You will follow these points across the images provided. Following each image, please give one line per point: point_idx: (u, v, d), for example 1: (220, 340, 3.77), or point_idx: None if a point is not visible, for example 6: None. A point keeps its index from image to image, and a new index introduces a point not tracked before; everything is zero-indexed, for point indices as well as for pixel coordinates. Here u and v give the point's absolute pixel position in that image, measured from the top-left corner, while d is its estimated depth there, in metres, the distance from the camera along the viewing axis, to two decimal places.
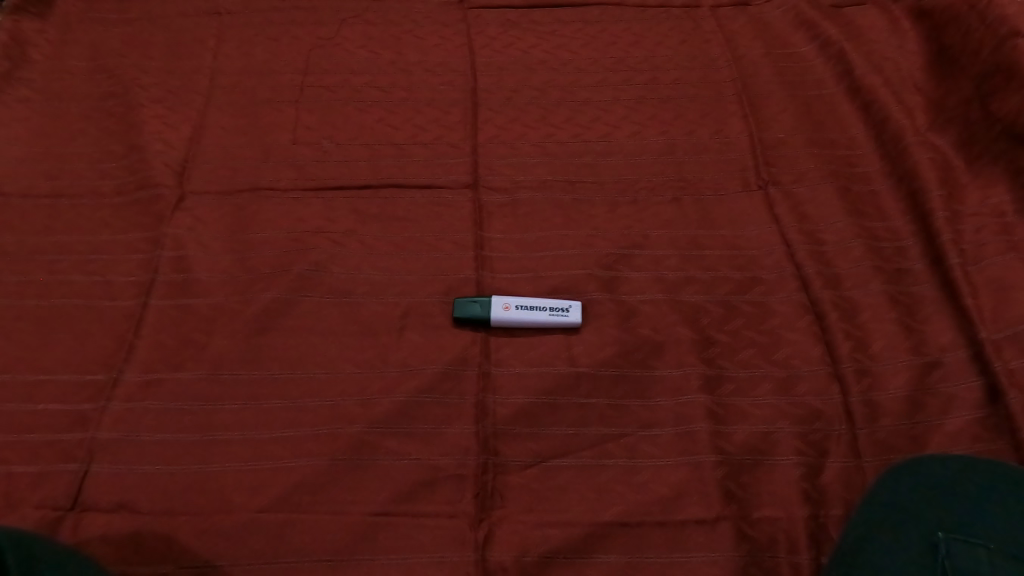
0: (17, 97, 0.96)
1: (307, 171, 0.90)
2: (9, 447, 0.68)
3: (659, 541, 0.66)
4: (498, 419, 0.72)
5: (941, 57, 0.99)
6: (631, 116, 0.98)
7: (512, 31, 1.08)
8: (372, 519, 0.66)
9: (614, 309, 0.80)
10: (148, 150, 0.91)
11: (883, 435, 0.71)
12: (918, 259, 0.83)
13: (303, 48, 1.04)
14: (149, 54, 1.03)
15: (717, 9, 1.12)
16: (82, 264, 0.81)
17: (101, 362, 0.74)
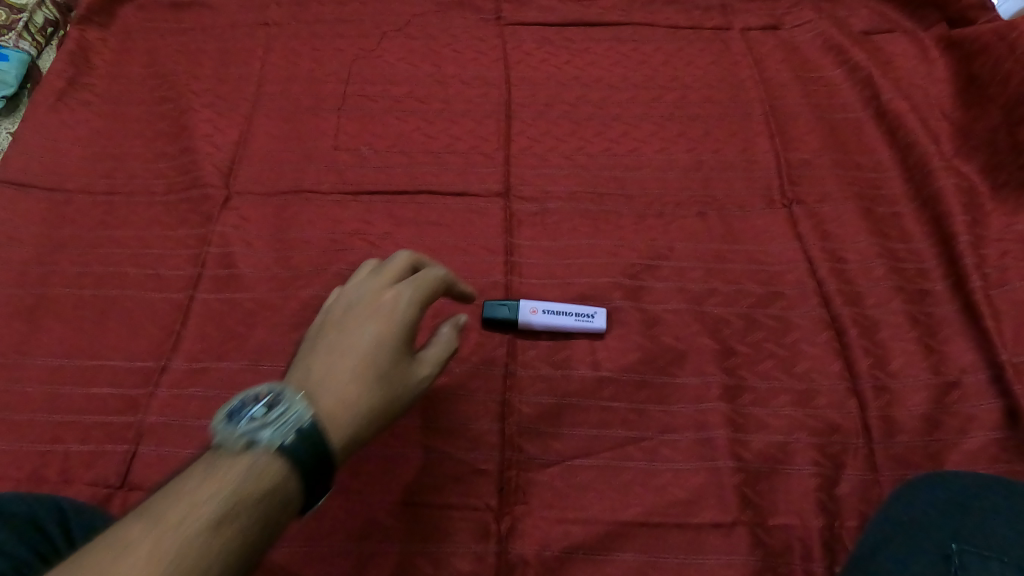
0: (80, 101, 1.02)
1: (347, 176, 0.95)
2: (65, 426, 0.73)
3: (676, 543, 0.68)
4: (523, 417, 0.75)
5: (969, 84, 1.00)
6: (660, 133, 1.01)
7: (547, 48, 1.11)
8: (400, 508, 0.69)
9: (638, 317, 0.82)
10: (198, 152, 0.96)
11: (899, 451, 0.73)
12: (940, 281, 0.85)
13: (346, 58, 1.08)
14: (201, 60, 1.08)
15: (747, 31, 1.15)
16: (135, 257, 0.86)
17: (151, 350, 0.79)
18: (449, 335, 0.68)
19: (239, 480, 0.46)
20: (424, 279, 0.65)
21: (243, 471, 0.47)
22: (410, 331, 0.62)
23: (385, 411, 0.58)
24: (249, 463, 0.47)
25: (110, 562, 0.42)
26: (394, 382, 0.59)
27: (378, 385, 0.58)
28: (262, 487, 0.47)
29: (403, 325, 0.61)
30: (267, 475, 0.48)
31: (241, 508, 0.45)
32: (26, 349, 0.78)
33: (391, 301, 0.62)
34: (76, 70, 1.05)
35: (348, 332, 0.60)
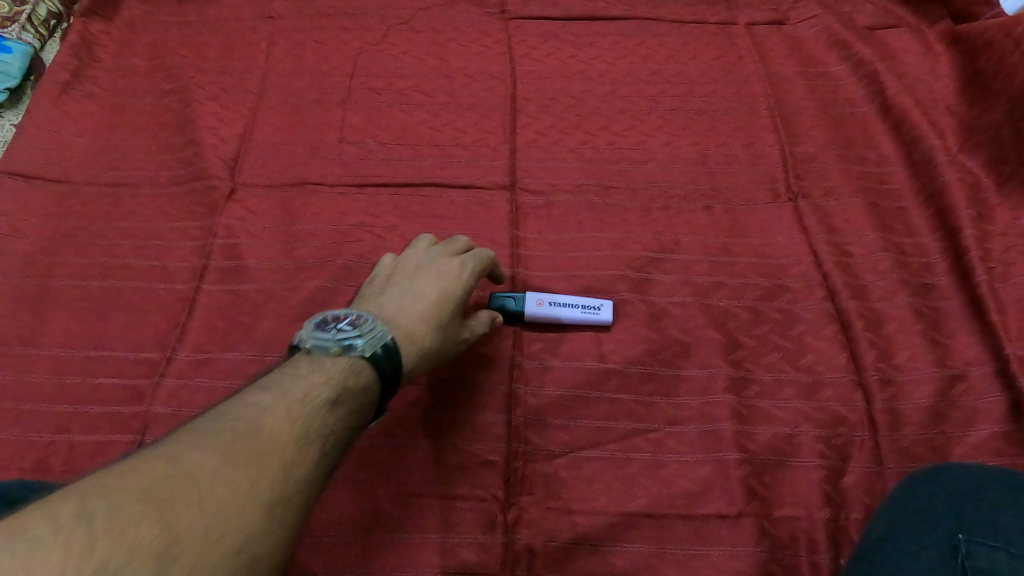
0: (85, 93, 1.02)
1: (352, 169, 0.94)
2: (70, 416, 0.73)
3: (682, 534, 0.68)
4: (529, 409, 0.75)
5: (974, 79, 1.00)
6: (665, 127, 1.01)
7: (552, 42, 1.11)
8: (406, 498, 0.69)
9: (644, 310, 0.82)
10: (203, 145, 0.96)
11: (905, 443, 0.73)
12: (945, 275, 0.85)
13: (351, 52, 1.08)
14: (206, 53, 1.08)
15: (752, 26, 1.14)
16: (141, 249, 0.86)
17: (156, 341, 0.79)
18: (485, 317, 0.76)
19: (341, 375, 0.58)
20: (479, 253, 0.76)
21: (342, 369, 0.58)
22: (464, 298, 0.72)
23: (434, 358, 0.68)
24: (345, 366, 0.59)
25: (250, 417, 0.51)
26: (448, 334, 0.69)
27: (437, 333, 0.68)
28: (357, 384, 0.58)
29: (462, 293, 0.71)
30: (358, 374, 0.59)
31: (344, 394, 0.57)
32: (32, 340, 0.78)
33: (456, 269, 0.73)
34: (81, 63, 1.05)
35: (417, 287, 0.70)
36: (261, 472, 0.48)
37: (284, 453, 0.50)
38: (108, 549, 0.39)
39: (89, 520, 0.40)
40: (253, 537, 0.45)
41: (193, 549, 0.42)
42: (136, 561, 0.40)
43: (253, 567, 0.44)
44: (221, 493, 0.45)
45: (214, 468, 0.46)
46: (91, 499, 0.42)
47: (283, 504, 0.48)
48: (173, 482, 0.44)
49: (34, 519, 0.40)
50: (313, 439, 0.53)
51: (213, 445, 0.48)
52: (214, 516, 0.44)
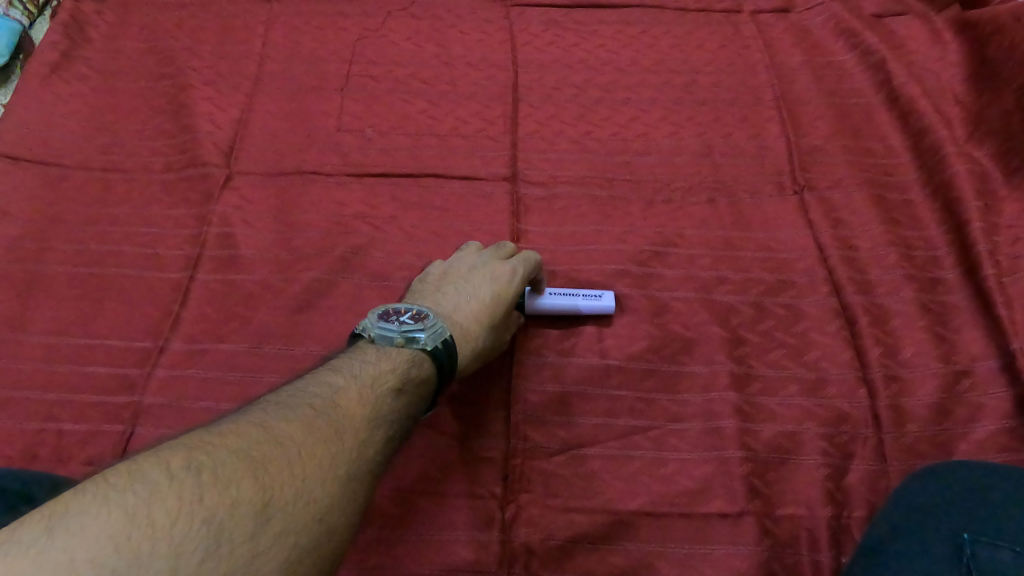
0: (77, 76, 1.00)
1: (350, 158, 0.93)
2: (60, 405, 0.72)
3: (682, 533, 0.67)
4: (529, 405, 0.74)
5: (984, 68, 0.98)
6: (669, 117, 0.99)
7: (554, 30, 1.09)
8: (404, 496, 0.68)
9: (646, 305, 0.81)
10: (198, 130, 0.94)
11: (909, 441, 0.72)
12: (952, 269, 0.83)
13: (349, 38, 1.06)
14: (201, 37, 1.06)
15: (759, 14, 1.12)
16: (133, 236, 0.85)
17: (149, 331, 0.77)
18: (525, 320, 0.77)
19: (408, 362, 0.61)
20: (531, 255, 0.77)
21: (408, 357, 0.61)
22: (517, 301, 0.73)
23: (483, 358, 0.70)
24: (411, 354, 0.61)
25: (329, 395, 0.54)
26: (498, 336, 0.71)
27: (488, 335, 0.70)
28: (422, 373, 0.61)
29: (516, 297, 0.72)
30: (424, 362, 0.62)
31: (413, 381, 0.60)
32: (21, 326, 0.77)
33: (511, 269, 0.73)
34: (72, 44, 1.03)
35: (473, 285, 0.71)
36: (342, 447, 0.51)
37: (360, 431, 0.53)
38: (215, 501, 0.42)
39: (196, 473, 0.43)
40: (336, 507, 0.48)
41: (286, 512, 0.45)
42: (237, 515, 0.42)
43: (335, 535, 0.47)
44: (307, 463, 0.48)
45: (302, 439, 0.49)
46: (196, 456, 0.45)
47: (361, 479, 0.51)
48: (267, 448, 0.47)
49: (148, 468, 0.43)
50: (385, 421, 0.55)
51: (300, 418, 0.51)
52: (302, 483, 0.47)
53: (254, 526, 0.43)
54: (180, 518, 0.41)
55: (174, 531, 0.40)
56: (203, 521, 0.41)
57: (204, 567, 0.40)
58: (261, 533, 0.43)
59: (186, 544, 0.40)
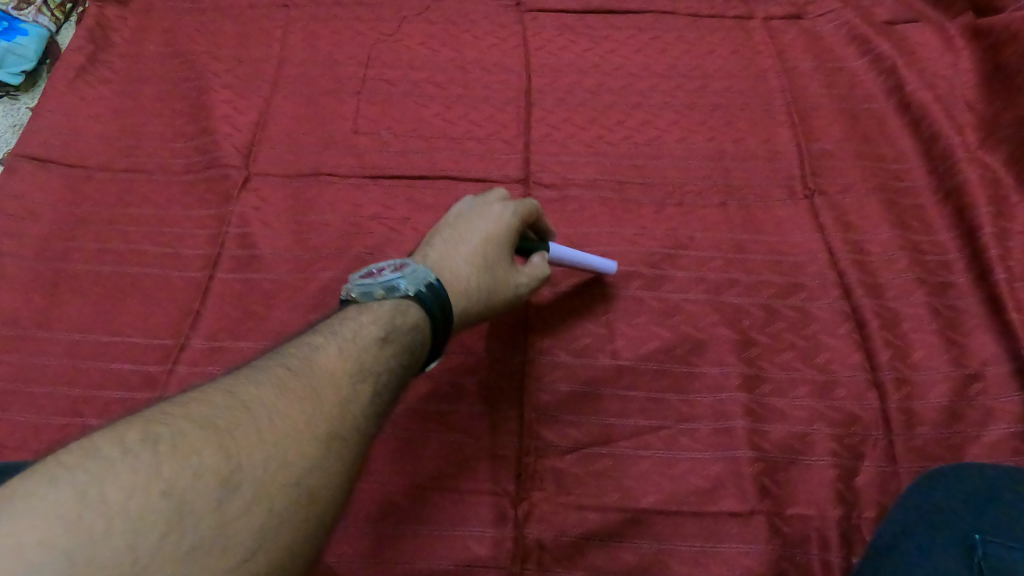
0: (100, 79, 1.02)
1: (366, 160, 0.94)
2: (83, 400, 0.74)
3: (692, 531, 0.68)
4: (541, 404, 0.75)
5: (996, 75, 0.99)
6: (681, 121, 1.00)
7: (567, 35, 1.11)
8: (418, 491, 0.69)
9: (657, 306, 0.82)
10: (217, 132, 0.96)
11: (919, 443, 0.72)
12: (963, 274, 0.84)
13: (365, 42, 1.08)
14: (221, 42, 1.08)
15: (770, 20, 1.13)
16: (154, 236, 0.86)
17: (169, 328, 0.79)
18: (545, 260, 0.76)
19: (389, 317, 0.60)
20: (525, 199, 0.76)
21: (390, 309, 0.61)
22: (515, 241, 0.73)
23: (489, 299, 0.69)
24: (392, 310, 0.61)
25: (303, 358, 0.54)
26: (501, 276, 0.70)
27: (487, 273, 0.69)
28: (407, 322, 0.61)
29: (512, 236, 0.72)
30: (407, 314, 0.61)
31: (394, 339, 0.59)
32: (47, 323, 0.79)
33: (499, 213, 0.73)
34: (95, 48, 1.05)
35: (462, 234, 0.71)
36: (317, 408, 0.50)
37: (339, 390, 0.52)
38: (174, 471, 0.42)
39: (152, 446, 0.42)
40: (313, 468, 0.47)
41: (255, 479, 0.44)
42: (199, 484, 0.42)
43: (316, 496, 0.46)
44: (277, 427, 0.47)
45: (270, 404, 0.48)
46: (154, 427, 0.44)
47: (341, 438, 0.50)
48: (232, 416, 0.46)
49: (103, 444, 0.42)
50: (365, 380, 0.54)
51: (269, 383, 0.50)
52: (272, 448, 0.46)
53: (219, 495, 0.42)
54: (136, 491, 0.40)
55: (130, 505, 0.39)
56: (162, 493, 0.40)
57: (165, 540, 0.39)
58: (227, 501, 0.42)
59: (144, 517, 0.39)
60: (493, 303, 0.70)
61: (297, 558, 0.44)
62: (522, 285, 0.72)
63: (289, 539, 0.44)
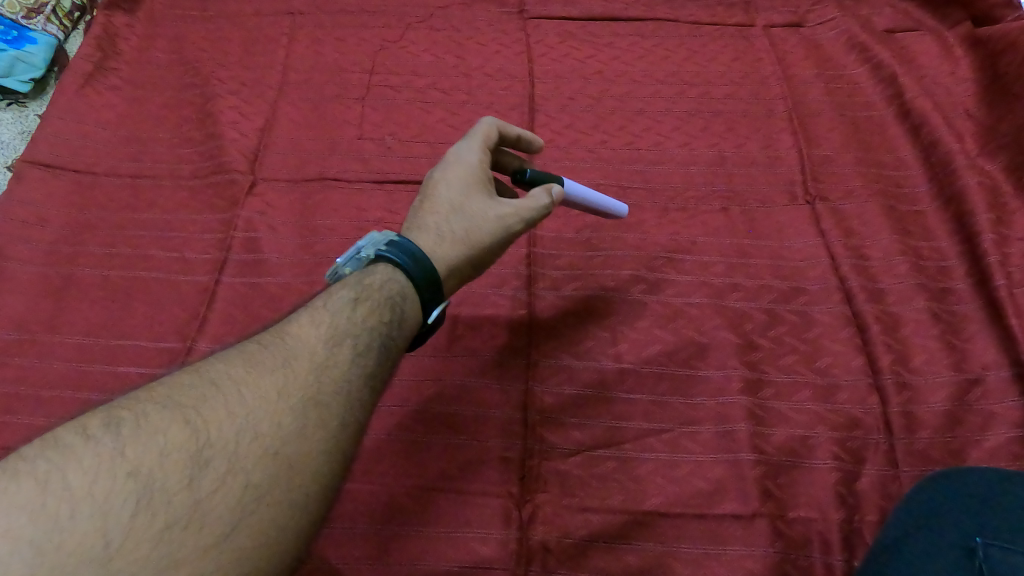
0: (107, 85, 1.03)
1: (371, 165, 0.95)
2: (91, 402, 0.74)
3: (695, 533, 0.68)
4: (545, 407, 0.75)
5: (995, 83, 1.00)
6: (683, 128, 1.01)
7: (570, 42, 1.12)
8: (422, 493, 0.70)
9: (659, 310, 0.83)
10: (223, 138, 0.97)
11: (920, 447, 0.73)
12: (963, 279, 0.84)
13: (370, 49, 1.09)
14: (227, 49, 1.09)
15: (771, 28, 1.14)
16: (162, 240, 0.87)
17: (176, 332, 0.80)
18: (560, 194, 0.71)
19: (365, 280, 0.59)
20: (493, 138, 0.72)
21: (363, 274, 0.60)
22: (484, 179, 0.69)
23: (468, 238, 0.65)
24: (368, 275, 0.60)
25: (276, 333, 0.53)
26: (473, 212, 0.66)
27: (456, 214, 0.66)
28: (383, 281, 0.59)
29: (477, 173, 0.68)
30: (383, 276, 0.60)
31: (372, 299, 0.57)
32: (54, 327, 0.79)
33: (466, 156, 0.69)
34: (104, 55, 1.06)
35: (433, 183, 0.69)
36: (290, 377, 0.49)
37: (313, 358, 0.51)
38: (139, 453, 0.42)
39: (116, 431, 0.43)
40: (291, 436, 0.46)
41: (226, 453, 0.44)
42: (167, 464, 0.42)
43: (298, 463, 0.46)
44: (247, 400, 0.47)
45: (238, 379, 0.48)
46: (120, 413, 0.44)
47: (320, 403, 0.49)
48: (198, 394, 0.46)
49: (69, 433, 0.42)
50: (343, 344, 0.53)
51: (236, 360, 0.50)
52: (243, 421, 0.45)
53: (188, 472, 0.42)
54: (100, 475, 0.40)
55: (94, 489, 0.39)
56: (127, 476, 0.41)
57: (134, 521, 0.39)
58: (198, 477, 0.42)
59: (111, 500, 0.39)
60: (477, 242, 0.65)
61: (286, 527, 0.43)
62: (507, 215, 0.66)
63: (270, 506, 0.43)
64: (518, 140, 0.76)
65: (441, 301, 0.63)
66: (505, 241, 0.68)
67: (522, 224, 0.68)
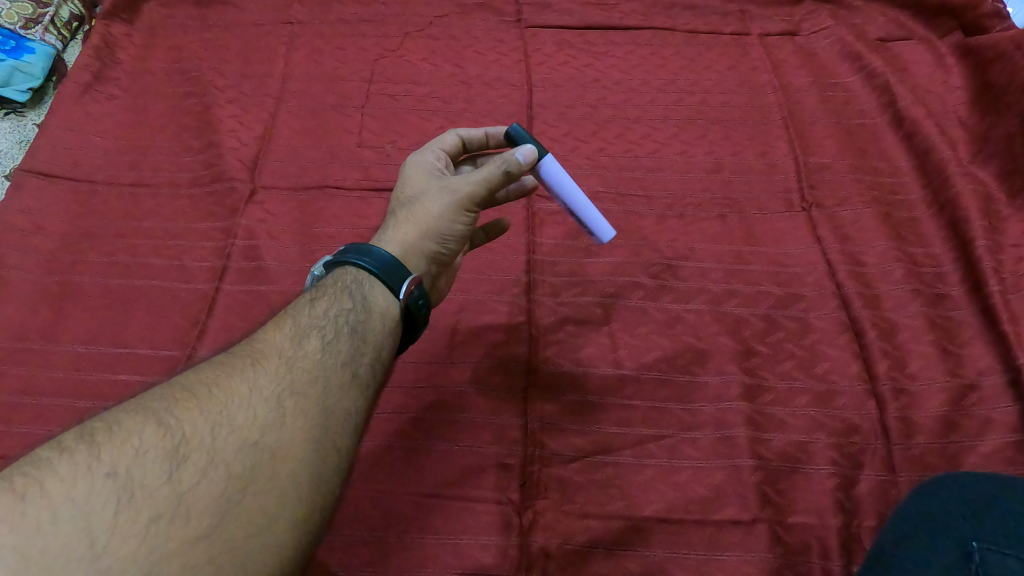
0: (106, 95, 1.04)
1: (371, 173, 0.96)
2: (90, 411, 0.74)
3: (695, 539, 0.69)
4: (545, 414, 0.76)
5: (985, 91, 1.01)
6: (680, 136, 1.02)
7: (567, 51, 1.13)
8: (423, 500, 0.70)
9: (658, 316, 0.83)
10: (223, 146, 0.97)
11: (917, 452, 0.73)
12: (958, 286, 0.85)
13: (369, 58, 1.10)
14: (226, 57, 1.10)
15: (766, 37, 1.16)
16: (162, 248, 0.87)
17: (176, 339, 0.80)
18: (530, 152, 0.65)
19: (328, 284, 0.60)
20: (450, 139, 0.74)
21: (327, 279, 0.61)
22: (431, 169, 0.70)
23: (412, 217, 0.65)
24: (332, 278, 0.60)
25: (243, 343, 0.54)
26: (418, 196, 0.66)
27: (401, 205, 0.67)
28: (347, 279, 0.60)
29: (421, 167, 0.70)
30: (346, 275, 0.60)
31: (338, 297, 0.58)
32: (54, 336, 0.79)
33: (421, 158, 0.71)
34: (102, 65, 1.06)
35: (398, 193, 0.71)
36: (261, 374, 0.50)
37: (283, 357, 0.52)
38: (115, 455, 0.42)
39: (89, 439, 0.42)
40: (268, 426, 0.47)
41: (204, 449, 0.44)
42: (145, 463, 0.42)
43: (280, 452, 0.46)
44: (219, 398, 0.47)
45: (209, 380, 0.48)
46: (91, 425, 0.44)
47: (294, 393, 0.50)
48: (170, 398, 0.46)
49: (39, 449, 0.42)
50: (310, 338, 0.54)
51: (205, 367, 0.50)
52: (219, 418, 0.46)
53: (169, 469, 0.42)
54: (78, 481, 0.40)
55: (73, 494, 0.39)
56: (105, 476, 0.40)
57: (117, 519, 0.39)
58: (180, 473, 0.42)
59: (92, 502, 0.39)
60: (423, 217, 0.65)
61: (278, 512, 0.44)
62: (455, 186, 0.65)
63: (255, 496, 0.44)
64: (486, 140, 0.75)
65: (410, 272, 0.61)
66: (464, 209, 0.66)
67: (471, 185, 0.65)
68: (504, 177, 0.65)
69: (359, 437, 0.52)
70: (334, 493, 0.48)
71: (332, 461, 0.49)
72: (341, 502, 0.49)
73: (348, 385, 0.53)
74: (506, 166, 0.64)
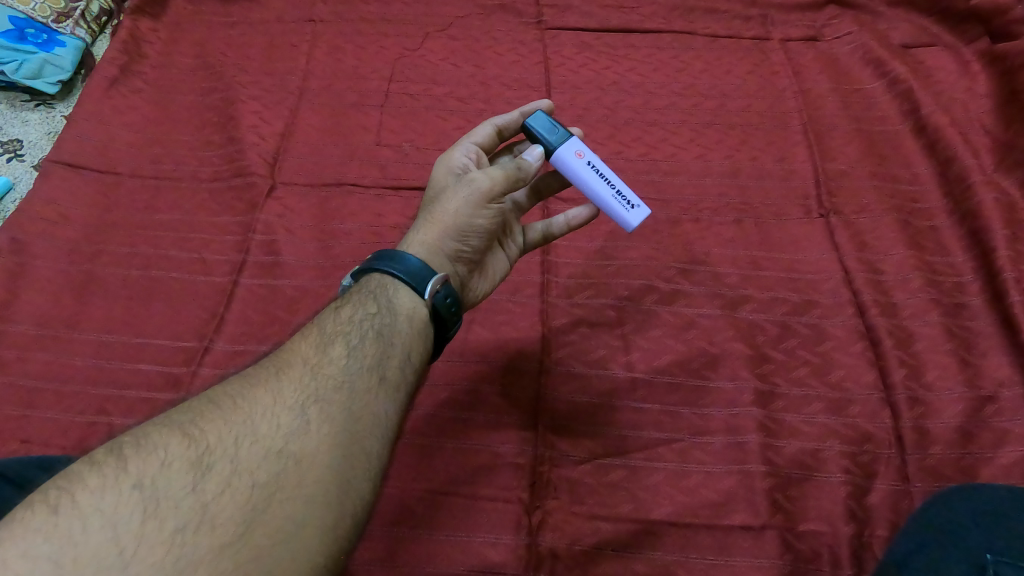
0: (132, 88, 1.05)
1: (388, 171, 0.97)
2: (109, 398, 0.75)
3: (704, 543, 0.68)
4: (556, 415, 0.76)
5: (1012, 99, 0.99)
6: (698, 140, 1.01)
7: (587, 53, 1.13)
8: (433, 496, 0.71)
9: (672, 320, 0.83)
10: (244, 141, 0.99)
11: (933, 462, 0.72)
12: (978, 295, 0.84)
13: (389, 57, 1.11)
14: (250, 54, 1.11)
15: (788, 42, 1.15)
16: (182, 241, 0.89)
17: (194, 331, 0.81)
18: (539, 153, 0.69)
19: (351, 294, 0.60)
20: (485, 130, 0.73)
21: (352, 289, 0.61)
22: (456, 163, 0.69)
23: (434, 217, 0.65)
24: (356, 288, 0.61)
25: (269, 355, 0.54)
26: (439, 194, 0.67)
27: (426, 206, 0.67)
28: (370, 285, 0.60)
29: (446, 163, 0.70)
30: (368, 284, 0.61)
31: (362, 305, 0.58)
32: (77, 323, 0.81)
33: (453, 151, 0.71)
34: (129, 59, 1.08)
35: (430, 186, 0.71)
36: (286, 383, 0.51)
37: (307, 365, 0.53)
38: (142, 467, 0.42)
39: (117, 452, 0.43)
40: (293, 433, 0.48)
41: (229, 458, 0.45)
42: (172, 474, 0.42)
43: (306, 457, 0.47)
44: (245, 408, 0.48)
45: (234, 392, 0.49)
46: (121, 439, 0.44)
47: (319, 400, 0.50)
48: (197, 410, 0.47)
49: (73, 464, 0.43)
50: (335, 345, 0.55)
51: (232, 380, 0.51)
52: (244, 428, 0.47)
53: (194, 478, 0.43)
54: (107, 492, 0.40)
55: (102, 505, 0.40)
56: (133, 487, 0.41)
57: (146, 528, 0.40)
58: (205, 483, 0.43)
59: (119, 513, 0.40)
60: (444, 216, 0.65)
61: (306, 517, 0.44)
62: (478, 183, 0.65)
63: (283, 501, 0.44)
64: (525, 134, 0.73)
65: (435, 273, 0.61)
66: (485, 203, 0.65)
67: (488, 179, 0.65)
68: (519, 176, 0.68)
69: (388, 442, 0.52)
70: (364, 497, 0.48)
71: (361, 467, 0.49)
72: (373, 506, 0.49)
73: (375, 390, 0.53)
74: (518, 166, 0.67)
